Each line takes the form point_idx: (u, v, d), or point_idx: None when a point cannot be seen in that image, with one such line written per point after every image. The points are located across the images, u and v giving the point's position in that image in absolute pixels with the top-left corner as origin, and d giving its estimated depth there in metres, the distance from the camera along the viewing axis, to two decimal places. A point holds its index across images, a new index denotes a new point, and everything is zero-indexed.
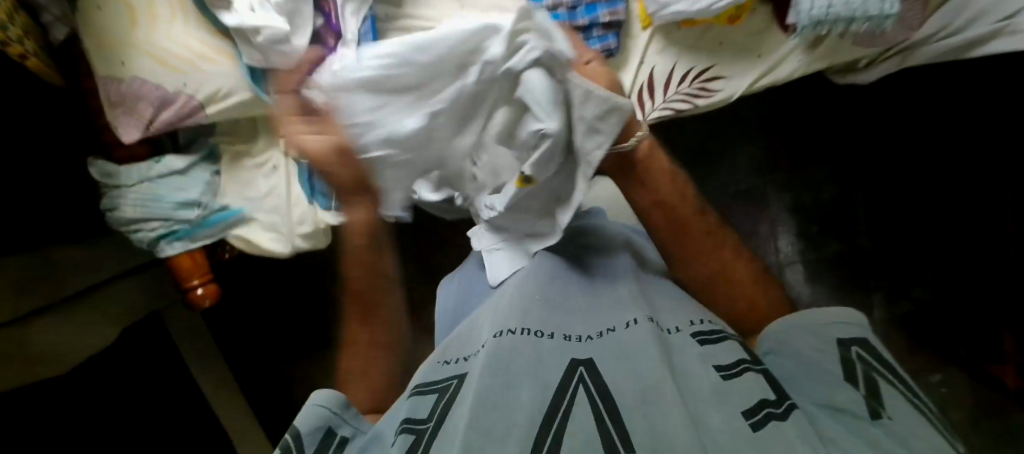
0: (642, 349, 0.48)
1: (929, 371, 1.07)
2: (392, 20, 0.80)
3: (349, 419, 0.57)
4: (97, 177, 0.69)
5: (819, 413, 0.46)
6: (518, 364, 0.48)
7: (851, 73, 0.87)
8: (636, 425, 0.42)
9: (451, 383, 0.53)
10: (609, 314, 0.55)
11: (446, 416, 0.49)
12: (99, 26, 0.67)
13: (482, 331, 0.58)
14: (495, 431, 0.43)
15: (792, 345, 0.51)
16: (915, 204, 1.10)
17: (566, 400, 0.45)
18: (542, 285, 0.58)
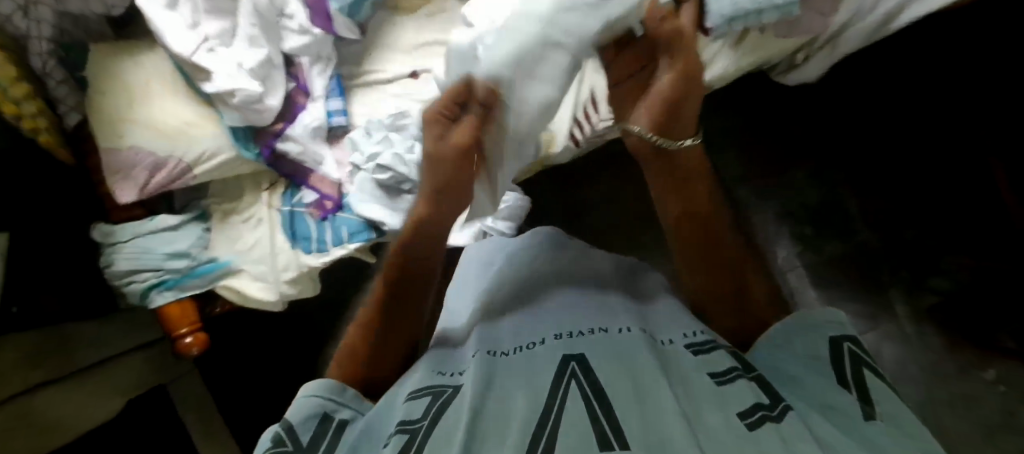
0: (632, 356, 0.46)
1: (982, 366, 1.05)
2: (357, 78, 0.85)
3: (350, 403, 0.52)
4: (97, 237, 0.77)
5: (808, 411, 0.41)
6: (507, 385, 0.46)
7: (794, 70, 0.94)
8: (629, 412, 0.40)
9: (447, 390, 0.49)
10: (599, 321, 0.53)
11: (443, 415, 0.45)
12: (101, 108, 0.74)
13: (468, 351, 0.55)
14: (489, 435, 0.41)
15: (793, 358, 0.47)
16: (921, 194, 1.09)
17: (558, 399, 0.42)
18: (530, 312, 0.58)
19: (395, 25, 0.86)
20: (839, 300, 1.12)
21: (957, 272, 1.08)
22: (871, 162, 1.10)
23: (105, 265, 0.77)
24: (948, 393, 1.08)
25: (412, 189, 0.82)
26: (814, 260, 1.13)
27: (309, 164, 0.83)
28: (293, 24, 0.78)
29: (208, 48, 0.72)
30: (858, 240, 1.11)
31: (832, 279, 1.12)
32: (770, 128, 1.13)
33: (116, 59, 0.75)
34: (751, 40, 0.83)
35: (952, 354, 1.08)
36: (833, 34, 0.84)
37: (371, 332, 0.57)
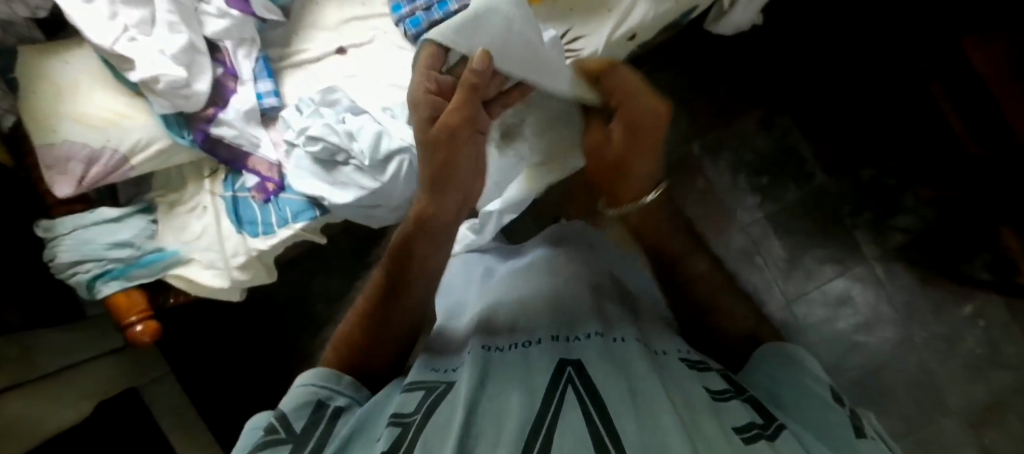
0: (628, 359, 0.41)
1: (955, 299, 1.06)
2: (285, 60, 0.88)
3: (349, 390, 0.44)
4: (40, 233, 0.79)
5: (800, 427, 0.37)
6: (504, 383, 0.39)
7: (724, 16, 0.93)
8: (625, 416, 0.34)
9: (439, 387, 0.42)
10: (596, 316, 0.48)
11: (434, 411, 0.38)
12: (33, 107, 0.76)
13: (462, 348, 0.49)
14: (485, 434, 0.34)
15: (767, 372, 0.43)
16: (873, 131, 1.08)
17: (553, 405, 0.36)
18: (523, 304, 0.52)
19: (317, 4, 0.89)
20: (804, 247, 1.10)
21: (919, 207, 1.07)
22: (818, 105, 1.10)
23: (50, 260, 0.79)
24: (925, 330, 1.07)
25: (346, 161, 0.82)
26: (775, 209, 1.11)
27: (246, 147, 0.83)
28: (212, 8, 0.81)
29: (129, 38, 0.75)
30: (816, 185, 1.10)
31: (795, 227, 1.11)
32: (714, 82, 1.13)
33: (45, 61, 0.78)
34: None
35: (924, 290, 1.07)
36: None
37: (363, 323, 0.49)
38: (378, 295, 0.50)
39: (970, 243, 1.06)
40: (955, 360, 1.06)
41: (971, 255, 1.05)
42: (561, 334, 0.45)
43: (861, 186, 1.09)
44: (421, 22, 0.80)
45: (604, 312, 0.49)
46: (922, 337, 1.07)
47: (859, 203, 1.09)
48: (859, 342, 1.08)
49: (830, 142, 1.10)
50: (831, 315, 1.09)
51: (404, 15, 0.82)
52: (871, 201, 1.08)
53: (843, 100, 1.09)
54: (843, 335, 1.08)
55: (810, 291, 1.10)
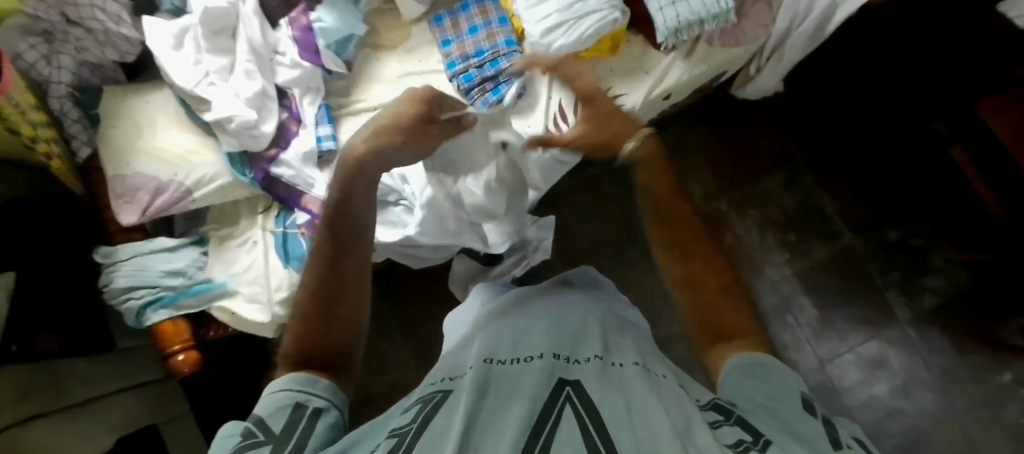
0: (626, 381, 0.42)
1: (992, 363, 1.05)
2: (344, 108, 0.94)
3: (324, 392, 0.43)
4: (99, 259, 0.82)
5: (785, 439, 0.36)
6: (503, 391, 0.40)
7: (750, 81, 1.01)
8: (620, 429, 0.35)
9: (437, 395, 0.43)
10: (593, 341, 0.49)
11: (432, 417, 0.39)
12: (112, 140, 0.82)
13: (467, 357, 0.49)
14: (484, 441, 0.35)
15: (753, 383, 0.42)
16: (896, 192, 1.12)
17: (552, 415, 0.37)
18: (519, 327, 0.52)
19: (376, 60, 0.96)
20: (833, 306, 1.10)
21: (947, 269, 1.08)
22: (842, 166, 1.15)
23: (104, 284, 0.81)
24: (963, 397, 1.04)
25: (397, 200, 0.87)
26: (802, 267, 1.12)
27: (301, 186, 0.88)
28: (285, 60, 0.88)
29: (210, 82, 0.82)
30: (843, 243, 1.12)
31: (823, 285, 1.11)
32: (741, 142, 1.17)
33: (126, 100, 0.85)
34: (702, 50, 0.89)
35: (959, 355, 1.06)
36: (779, 41, 0.92)
37: (312, 313, 0.47)
38: (317, 278, 0.48)
39: (1001, 307, 1.06)
40: (998, 429, 1.02)
41: (1003, 318, 1.06)
42: (563, 354, 0.46)
43: (887, 247, 1.11)
44: (474, 77, 0.90)
45: (609, 340, 0.50)
46: (961, 404, 1.04)
47: (887, 263, 1.10)
48: (897, 407, 1.05)
49: (853, 203, 1.13)
50: (865, 378, 1.07)
51: (456, 70, 0.91)
52: (898, 262, 1.10)
53: (864, 163, 1.14)
54: (880, 399, 1.05)
55: (843, 352, 1.08)
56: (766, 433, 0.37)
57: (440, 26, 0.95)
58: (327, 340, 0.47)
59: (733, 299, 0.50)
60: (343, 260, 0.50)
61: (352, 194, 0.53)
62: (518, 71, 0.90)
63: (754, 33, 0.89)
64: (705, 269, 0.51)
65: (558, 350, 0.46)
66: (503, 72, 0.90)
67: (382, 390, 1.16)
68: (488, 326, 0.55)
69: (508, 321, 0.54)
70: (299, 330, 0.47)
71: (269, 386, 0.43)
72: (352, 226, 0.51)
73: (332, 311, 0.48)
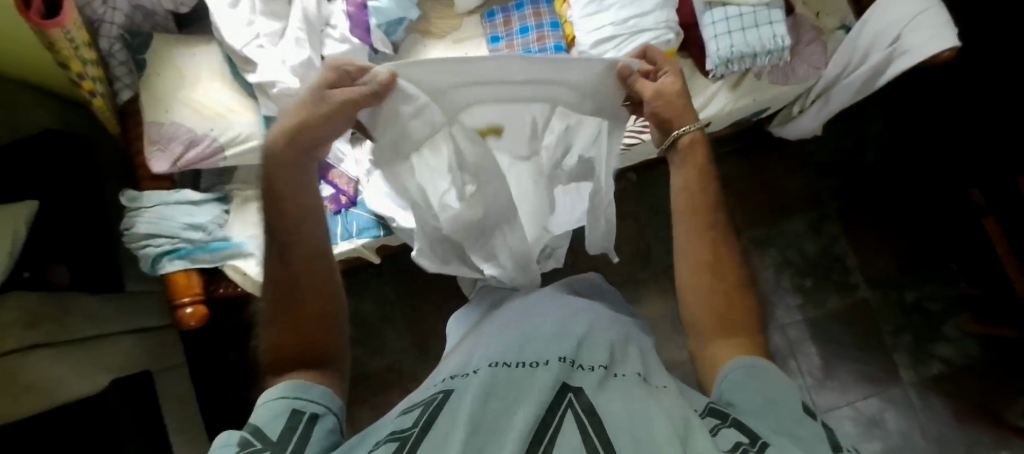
0: (629, 390, 0.41)
1: (992, 441, 1.03)
2: None
3: (321, 397, 0.44)
4: (124, 202, 0.82)
5: (782, 440, 0.36)
6: (506, 395, 0.40)
7: (791, 121, 1.01)
8: (621, 437, 0.35)
9: (439, 396, 0.43)
10: (597, 348, 0.48)
11: (435, 416, 0.39)
12: (154, 87, 0.82)
13: (472, 358, 0.49)
14: (487, 444, 0.35)
15: (750, 386, 0.42)
16: (920, 253, 1.11)
17: (554, 419, 0.37)
18: (520, 331, 0.51)
19: (423, 46, 0.97)
20: (839, 358, 1.09)
21: (961, 340, 1.07)
22: (870, 219, 1.13)
23: (126, 228, 0.82)
24: None
25: None
26: (814, 314, 1.11)
27: (330, 160, 0.89)
28: (335, 33, 0.89)
29: (259, 45, 0.83)
30: (858, 297, 1.11)
31: (833, 335, 1.10)
32: (772, 181, 1.16)
33: (173, 51, 0.85)
34: (749, 84, 0.89)
35: (960, 426, 1.04)
36: (827, 85, 0.91)
37: (285, 317, 0.49)
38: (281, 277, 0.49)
39: (1010, 386, 1.04)
40: None
41: (1010, 398, 1.04)
42: (566, 357, 0.45)
43: (903, 307, 1.09)
44: None
45: (616, 350, 0.49)
46: None
47: (901, 324, 1.09)
48: None
49: (875, 259, 1.12)
50: (860, 435, 1.05)
51: None
52: (912, 324, 1.08)
53: (893, 220, 1.13)
54: None
55: (841, 405, 1.07)
56: (764, 435, 0.37)
57: (492, 21, 0.95)
58: (308, 331, 0.48)
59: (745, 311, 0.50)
60: (296, 259, 0.49)
61: (283, 188, 0.49)
62: None
63: (806, 75, 0.89)
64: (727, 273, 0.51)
65: (563, 353, 0.46)
66: None
67: (376, 372, 1.16)
68: (491, 330, 0.55)
69: (513, 324, 0.54)
70: (277, 332, 0.48)
71: (265, 394, 0.44)
72: (295, 217, 0.50)
73: (302, 309, 0.49)
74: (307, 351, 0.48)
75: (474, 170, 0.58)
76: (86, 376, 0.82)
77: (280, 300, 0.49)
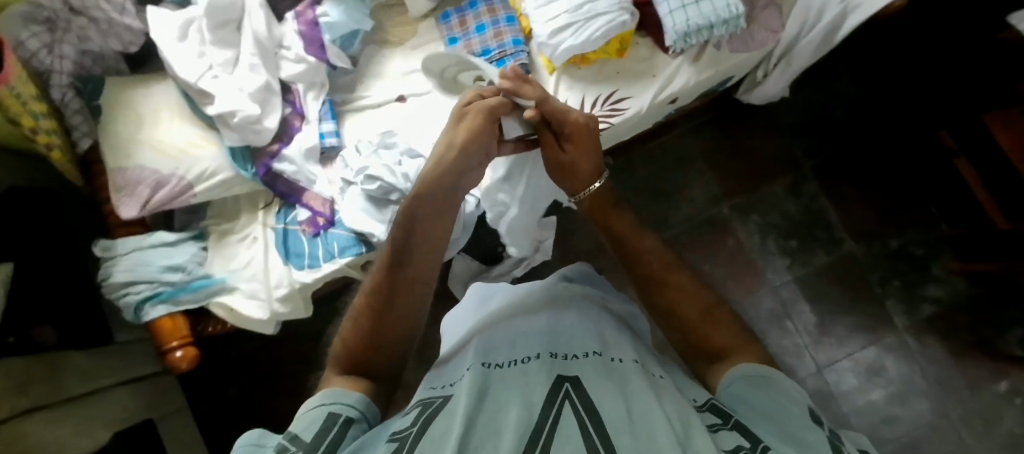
0: (626, 379, 0.41)
1: (990, 374, 1.04)
2: (349, 104, 0.94)
3: (359, 404, 0.43)
4: (98, 252, 0.81)
5: (785, 449, 0.36)
6: (502, 393, 0.40)
7: (757, 87, 1.01)
8: (619, 432, 0.35)
9: (436, 400, 0.42)
10: (590, 336, 0.48)
11: (429, 419, 0.39)
12: (113, 131, 0.81)
13: (464, 358, 0.49)
14: (484, 444, 0.35)
15: (754, 395, 0.42)
16: (899, 199, 1.12)
17: (551, 415, 0.37)
18: (511, 327, 0.51)
19: (383, 56, 0.96)
20: (833, 312, 1.10)
21: (949, 279, 1.08)
22: (846, 171, 1.14)
23: (103, 279, 0.80)
24: (960, 406, 1.04)
25: (399, 200, 0.86)
26: (804, 273, 1.12)
27: (303, 182, 0.88)
28: (290, 54, 0.88)
29: (214, 75, 0.82)
30: (844, 250, 1.12)
31: (824, 291, 1.11)
32: (747, 147, 1.17)
33: (126, 92, 0.83)
34: (710, 55, 0.89)
35: (958, 364, 1.05)
36: (788, 45, 0.92)
37: (367, 318, 0.50)
38: (383, 281, 0.52)
39: (1002, 319, 1.06)
40: (994, 439, 1.01)
41: (1003, 330, 1.05)
42: (559, 352, 0.45)
43: (889, 254, 1.11)
44: None
45: (607, 335, 0.49)
46: (958, 413, 1.03)
47: (889, 271, 1.10)
48: (893, 415, 1.04)
49: (856, 211, 1.13)
50: (862, 385, 1.06)
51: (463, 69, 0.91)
52: (900, 270, 1.10)
53: (868, 172, 1.14)
54: (876, 405, 1.05)
55: (841, 358, 1.08)
56: (767, 440, 0.37)
57: (448, 23, 0.94)
58: (374, 346, 0.49)
59: (717, 319, 0.51)
60: (406, 265, 0.52)
61: (429, 201, 0.57)
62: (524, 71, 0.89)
63: (764, 39, 0.88)
64: (686, 302, 0.53)
65: (556, 349, 0.46)
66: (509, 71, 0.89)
67: None
68: (481, 328, 0.54)
69: (502, 320, 0.54)
70: (349, 336, 0.50)
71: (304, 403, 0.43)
72: (425, 224, 0.55)
73: (396, 310, 0.50)
74: (368, 364, 0.48)
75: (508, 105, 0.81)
76: (81, 436, 0.80)
77: (364, 308, 0.50)
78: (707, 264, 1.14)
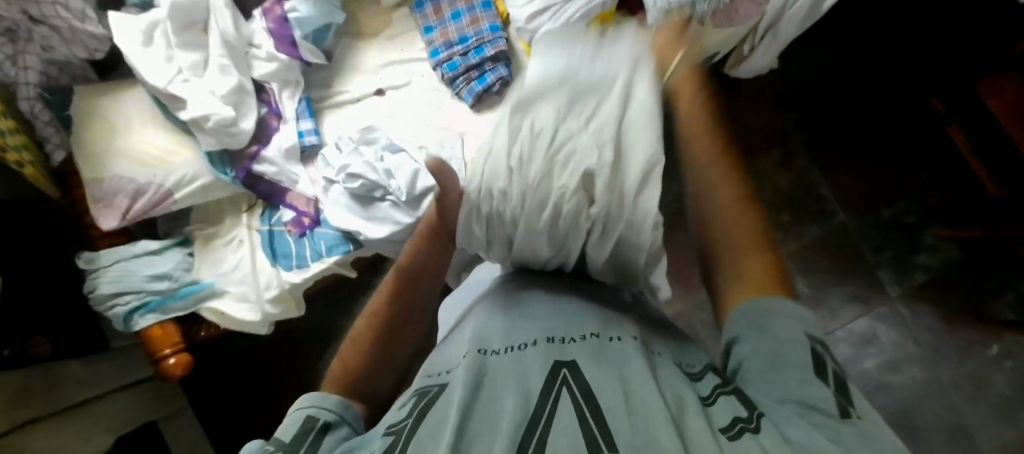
0: (623, 362, 0.39)
1: (983, 340, 1.04)
2: (326, 100, 0.93)
3: (337, 406, 0.41)
4: (82, 265, 0.80)
5: (779, 409, 0.36)
6: (499, 377, 0.38)
7: (743, 61, 0.99)
8: (617, 417, 0.34)
9: (433, 389, 0.40)
10: (588, 317, 0.45)
11: (424, 414, 0.36)
12: (86, 143, 0.79)
13: (462, 339, 0.45)
14: (480, 438, 0.33)
15: (752, 341, 0.41)
16: (889, 162, 1.11)
17: (549, 402, 0.35)
18: (511, 304, 0.47)
19: (358, 49, 0.96)
20: (827, 283, 1.10)
21: (939, 245, 1.08)
22: (839, 138, 1.13)
23: (90, 291, 0.79)
24: (952, 371, 1.04)
25: (383, 196, 0.85)
26: (797, 247, 1.12)
27: (285, 183, 0.87)
28: (261, 52, 0.87)
29: (184, 79, 0.80)
30: (836, 222, 1.12)
31: (818, 263, 1.11)
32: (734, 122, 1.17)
33: (97, 101, 0.82)
34: (694, 31, 0.87)
35: (951, 331, 1.05)
36: (774, 18, 0.89)
37: (365, 351, 0.45)
38: (377, 317, 0.46)
39: (992, 283, 1.06)
40: (986, 402, 1.01)
41: (995, 293, 1.05)
42: (556, 335, 0.42)
43: (880, 224, 1.10)
44: (458, 65, 0.90)
45: (600, 311, 0.47)
46: (950, 378, 1.03)
47: (880, 241, 1.10)
48: (886, 382, 1.04)
49: (847, 181, 1.12)
50: (857, 355, 1.06)
51: (441, 59, 0.91)
52: (892, 239, 1.09)
53: (855, 144, 1.13)
54: (870, 375, 1.05)
55: (835, 330, 1.08)
56: (762, 406, 0.37)
57: (422, 12, 0.95)
58: (368, 369, 0.44)
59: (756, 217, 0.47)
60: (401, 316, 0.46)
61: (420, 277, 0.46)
62: (504, 57, 0.90)
63: (748, 13, 0.87)
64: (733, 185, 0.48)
65: (553, 331, 0.42)
66: (489, 59, 0.89)
67: None
68: (468, 318, 0.49)
69: (497, 299, 0.49)
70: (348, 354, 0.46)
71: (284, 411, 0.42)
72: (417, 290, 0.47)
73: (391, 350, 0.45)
74: (365, 381, 0.44)
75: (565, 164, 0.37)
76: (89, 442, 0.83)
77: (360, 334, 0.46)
78: (697, 243, 1.14)
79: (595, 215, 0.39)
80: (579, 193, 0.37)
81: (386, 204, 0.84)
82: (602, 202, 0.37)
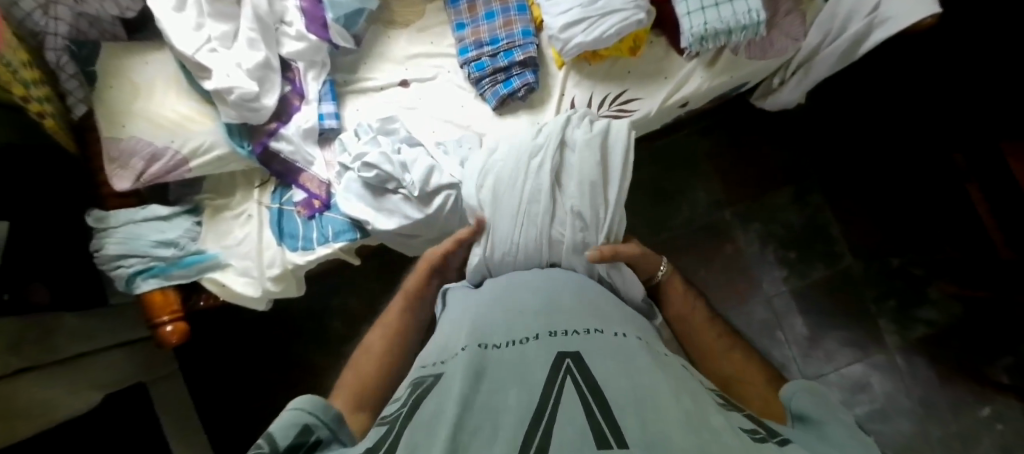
0: (631, 357, 0.38)
1: (975, 400, 1.04)
2: (350, 85, 0.93)
3: (332, 421, 0.41)
4: (90, 222, 0.80)
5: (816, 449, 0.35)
6: (499, 374, 0.36)
7: (772, 95, 0.98)
8: (625, 406, 0.32)
9: (427, 378, 0.39)
10: (596, 313, 0.44)
11: (419, 405, 0.35)
12: (108, 102, 0.79)
13: (460, 331, 0.44)
14: (480, 426, 0.32)
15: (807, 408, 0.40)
16: (904, 210, 1.11)
17: (552, 394, 0.33)
18: (508, 302, 0.46)
19: (387, 38, 0.96)
20: (825, 325, 1.10)
21: (942, 300, 1.08)
22: (855, 181, 1.13)
23: (96, 249, 0.79)
24: (939, 427, 1.03)
25: (396, 189, 0.84)
26: (800, 285, 1.12)
27: (299, 164, 0.87)
28: (291, 31, 0.87)
29: (212, 48, 0.80)
30: (842, 264, 1.11)
31: (820, 304, 1.10)
32: (754, 154, 1.16)
33: (123, 61, 0.82)
34: (725, 61, 0.87)
35: (943, 386, 1.05)
36: (809, 55, 0.88)
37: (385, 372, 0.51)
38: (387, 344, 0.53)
39: (992, 344, 1.05)
40: None
41: (993, 355, 1.05)
42: (560, 328, 0.41)
43: (887, 272, 1.10)
44: (486, 66, 0.89)
45: (606, 311, 0.45)
46: (936, 432, 1.03)
47: (884, 289, 1.09)
48: (873, 430, 1.04)
49: (858, 225, 1.12)
50: (847, 400, 1.06)
51: (469, 58, 0.91)
52: (896, 288, 1.09)
53: (872, 189, 1.13)
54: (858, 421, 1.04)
55: (828, 371, 1.07)
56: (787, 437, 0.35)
57: (456, 8, 0.94)
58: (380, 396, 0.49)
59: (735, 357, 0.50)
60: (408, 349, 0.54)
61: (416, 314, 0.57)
62: (532, 63, 0.89)
63: (782, 47, 0.87)
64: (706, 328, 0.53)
65: (555, 326, 0.41)
66: (517, 63, 0.88)
67: None
68: (462, 311, 0.49)
69: (502, 293, 0.48)
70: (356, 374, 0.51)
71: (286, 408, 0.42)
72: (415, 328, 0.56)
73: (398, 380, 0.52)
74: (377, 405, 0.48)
75: (540, 145, 0.62)
76: (74, 395, 0.81)
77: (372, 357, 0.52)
78: (703, 269, 1.14)
79: (572, 183, 0.59)
80: (551, 166, 0.60)
81: (398, 197, 0.84)
82: (577, 159, 0.60)
